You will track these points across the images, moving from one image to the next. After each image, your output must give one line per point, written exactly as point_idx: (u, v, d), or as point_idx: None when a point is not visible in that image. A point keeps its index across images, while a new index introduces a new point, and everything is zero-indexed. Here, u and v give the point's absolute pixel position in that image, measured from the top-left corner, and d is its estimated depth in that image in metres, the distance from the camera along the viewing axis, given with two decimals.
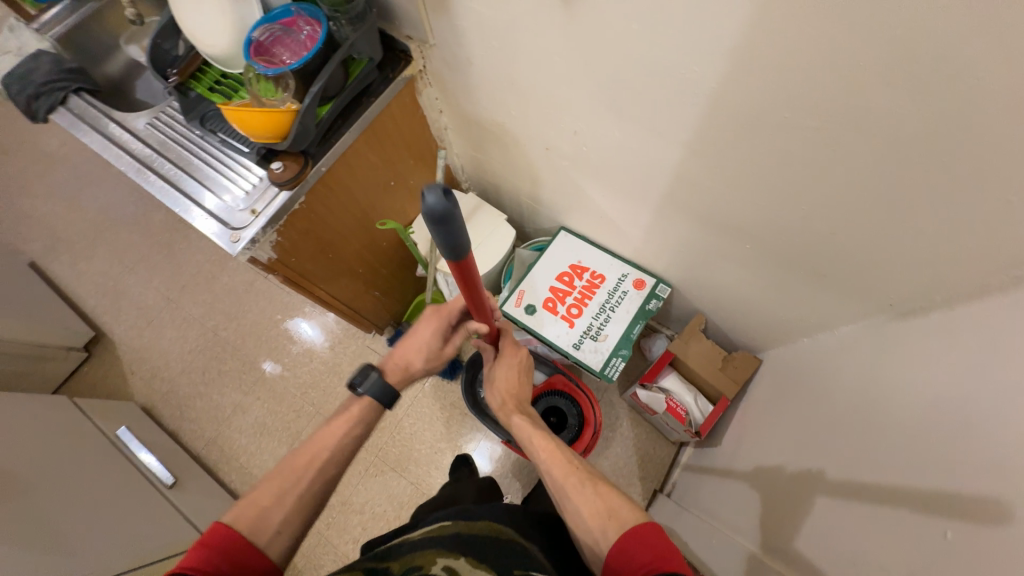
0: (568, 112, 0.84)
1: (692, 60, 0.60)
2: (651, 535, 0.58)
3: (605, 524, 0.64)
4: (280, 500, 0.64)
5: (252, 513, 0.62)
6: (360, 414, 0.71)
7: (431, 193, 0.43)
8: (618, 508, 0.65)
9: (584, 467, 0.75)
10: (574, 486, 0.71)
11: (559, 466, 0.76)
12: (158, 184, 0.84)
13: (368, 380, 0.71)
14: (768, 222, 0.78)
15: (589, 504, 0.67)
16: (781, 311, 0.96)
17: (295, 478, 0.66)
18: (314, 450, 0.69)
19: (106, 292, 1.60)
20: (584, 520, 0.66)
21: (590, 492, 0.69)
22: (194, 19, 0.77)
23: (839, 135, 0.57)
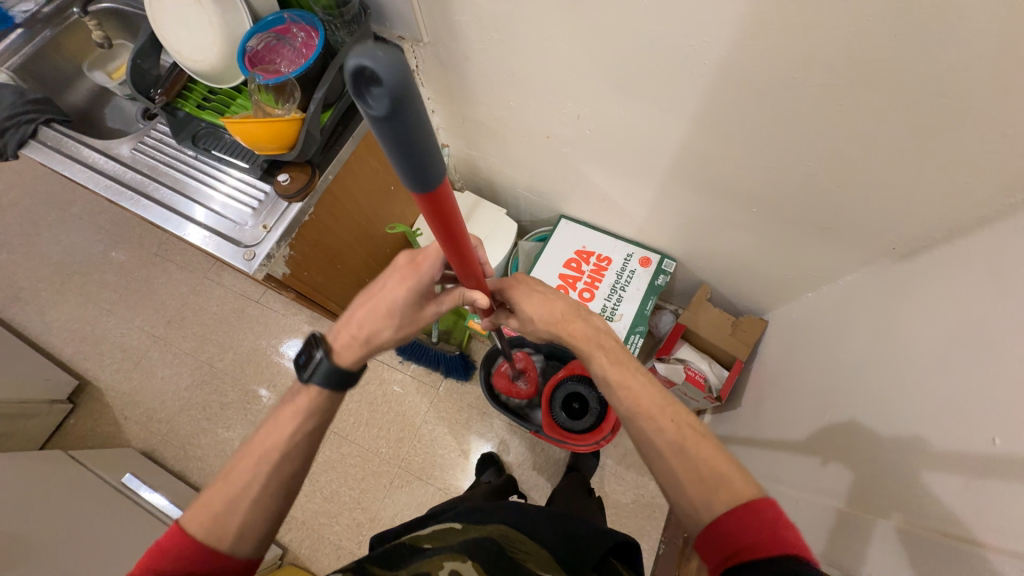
0: (569, 97, 0.80)
1: (704, 28, 0.58)
2: (770, 517, 0.48)
3: (707, 488, 0.52)
4: (234, 504, 0.57)
5: (210, 514, 0.56)
6: (309, 406, 0.62)
7: (359, 60, 0.27)
8: (723, 467, 0.53)
9: (676, 407, 0.59)
10: (665, 436, 0.56)
11: (637, 403, 0.60)
12: (156, 210, 0.78)
13: (315, 369, 0.62)
14: (775, 184, 0.76)
15: (684, 457, 0.54)
16: (786, 270, 0.95)
17: (244, 484, 0.58)
18: (262, 448, 0.60)
19: (85, 338, 1.56)
20: (677, 480, 0.54)
21: (685, 444, 0.55)
22: (180, 36, 0.73)
23: (856, 88, 0.56)
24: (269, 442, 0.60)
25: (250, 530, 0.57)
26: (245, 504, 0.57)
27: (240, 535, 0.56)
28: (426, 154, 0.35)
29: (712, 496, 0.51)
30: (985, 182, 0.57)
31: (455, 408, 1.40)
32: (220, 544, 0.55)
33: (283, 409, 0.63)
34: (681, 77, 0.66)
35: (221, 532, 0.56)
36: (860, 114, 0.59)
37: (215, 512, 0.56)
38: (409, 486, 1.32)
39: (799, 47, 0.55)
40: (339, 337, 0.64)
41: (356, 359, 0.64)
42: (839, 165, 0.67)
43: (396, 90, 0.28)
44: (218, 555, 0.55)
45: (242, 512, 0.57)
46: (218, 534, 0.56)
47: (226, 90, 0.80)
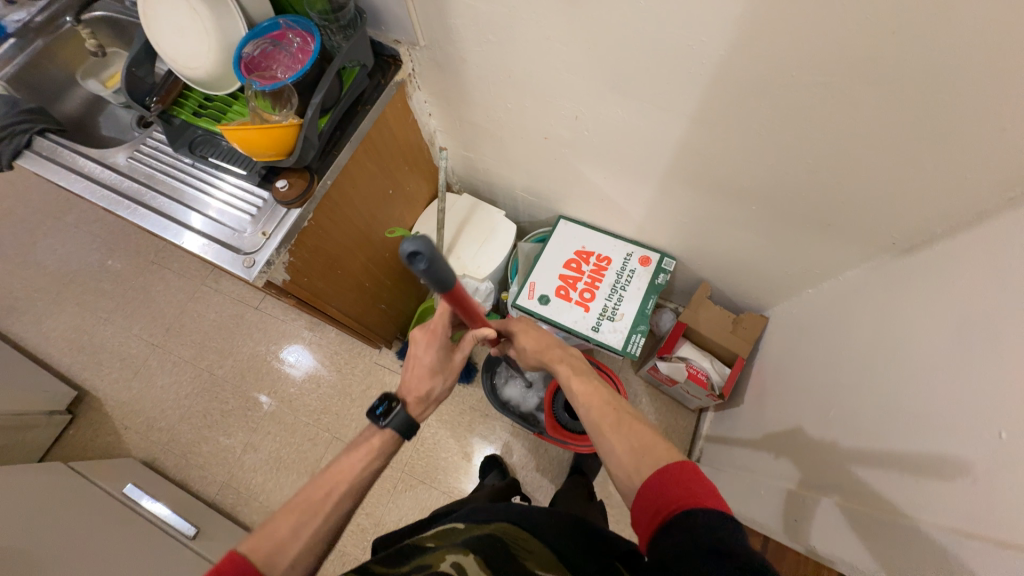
0: (566, 99, 0.80)
1: (703, 27, 0.58)
2: (690, 479, 0.50)
3: (642, 460, 0.56)
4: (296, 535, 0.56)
5: (270, 544, 0.55)
6: (384, 447, 0.66)
7: (410, 245, 0.45)
8: (658, 444, 0.57)
9: (623, 408, 0.64)
10: (611, 426, 0.61)
11: (597, 409, 0.65)
12: (154, 219, 0.78)
13: (392, 419, 0.67)
14: (774, 182, 0.76)
15: (626, 443, 0.58)
16: (786, 267, 0.95)
17: (311, 513, 0.58)
18: (334, 482, 0.62)
19: (83, 347, 1.55)
20: (619, 455, 0.58)
21: (625, 431, 0.60)
22: (175, 43, 0.72)
23: (852, 87, 0.57)
24: (342, 473, 0.63)
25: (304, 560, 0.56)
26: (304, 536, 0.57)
27: (295, 565, 0.55)
28: (448, 276, 0.52)
29: (641, 462, 0.55)
30: (984, 177, 0.57)
31: (457, 411, 1.39)
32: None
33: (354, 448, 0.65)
34: (679, 76, 0.66)
35: (277, 561, 0.54)
36: (859, 110, 0.59)
37: (274, 545, 0.55)
38: (414, 490, 1.31)
39: (795, 47, 0.55)
40: (404, 395, 0.71)
41: (420, 408, 0.72)
42: (839, 160, 0.67)
43: (434, 255, 0.46)
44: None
45: (301, 542, 0.56)
46: (273, 565, 0.54)
47: (222, 97, 0.80)
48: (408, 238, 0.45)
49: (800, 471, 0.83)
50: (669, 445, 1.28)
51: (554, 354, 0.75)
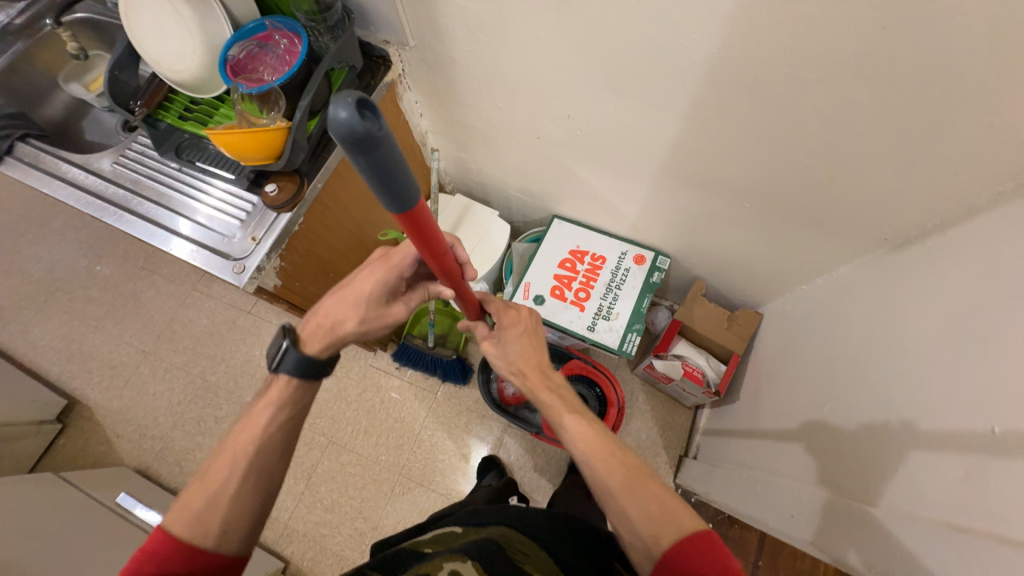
0: (558, 98, 0.79)
1: (694, 24, 0.57)
2: (712, 550, 0.52)
3: (660, 530, 0.56)
4: (214, 503, 0.56)
5: (189, 516, 0.55)
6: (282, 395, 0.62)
7: (342, 108, 0.32)
8: (679, 512, 0.57)
9: (630, 463, 0.62)
10: (620, 487, 0.59)
11: (599, 457, 0.63)
12: (141, 225, 0.77)
13: (285, 358, 0.62)
14: (767, 179, 0.76)
15: (640, 506, 0.58)
16: (780, 263, 0.95)
17: (224, 481, 0.57)
18: (239, 444, 0.59)
19: (72, 355, 1.52)
20: (632, 523, 0.57)
21: (638, 492, 0.59)
22: (158, 45, 0.70)
23: (843, 84, 0.57)
24: (248, 433, 0.60)
25: (235, 525, 0.56)
26: (225, 503, 0.56)
27: (225, 531, 0.55)
28: (404, 181, 0.39)
29: (660, 532, 0.55)
30: (976, 173, 0.58)
31: (454, 412, 1.39)
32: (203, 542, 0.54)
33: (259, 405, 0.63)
34: (671, 74, 0.65)
35: (204, 529, 0.55)
36: (851, 106, 0.59)
37: (199, 512, 0.56)
38: (411, 493, 1.30)
39: (786, 44, 0.55)
40: (307, 328, 0.65)
41: (324, 347, 0.64)
42: (832, 157, 0.67)
43: (375, 135, 0.34)
44: (202, 553, 0.54)
45: (222, 510, 0.56)
46: (201, 532, 0.55)
47: (208, 100, 0.78)
48: (342, 97, 0.32)
49: (797, 467, 0.84)
50: (666, 443, 1.29)
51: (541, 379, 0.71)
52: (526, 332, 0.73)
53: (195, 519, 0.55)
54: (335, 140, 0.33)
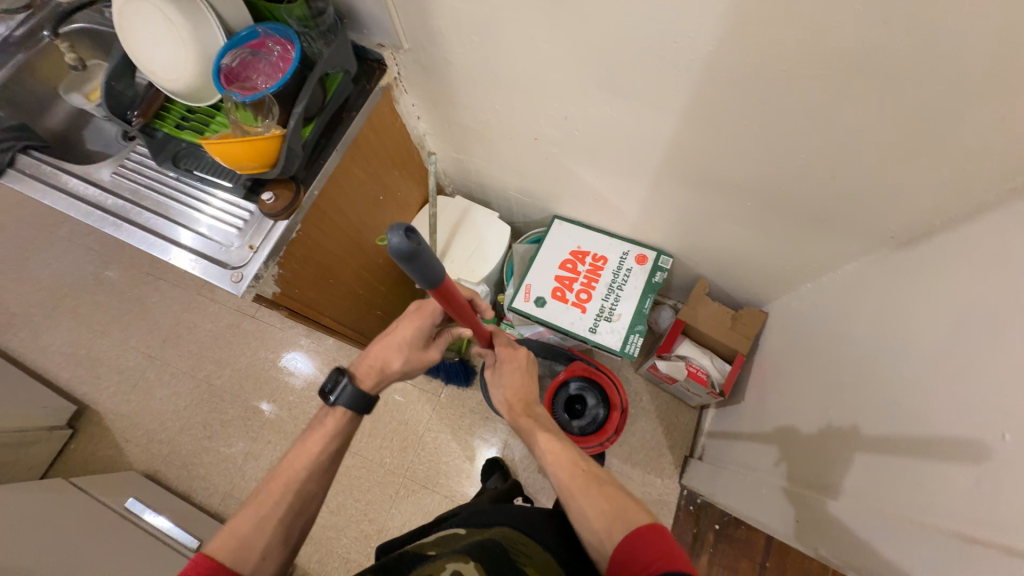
0: (554, 99, 0.78)
1: (690, 21, 0.56)
2: (660, 540, 0.53)
3: (612, 524, 0.59)
4: (261, 525, 0.58)
5: (237, 538, 0.56)
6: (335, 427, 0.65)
7: (395, 234, 0.44)
8: (630, 508, 0.60)
9: (594, 470, 0.67)
10: (581, 489, 0.64)
11: (568, 471, 0.68)
12: (140, 235, 0.77)
13: (342, 391, 0.65)
14: (769, 177, 0.75)
15: (596, 505, 0.62)
16: (784, 262, 0.94)
17: (274, 504, 0.60)
18: (290, 471, 0.62)
19: (81, 361, 1.54)
20: (587, 520, 0.61)
21: (595, 493, 0.63)
22: (152, 55, 0.70)
23: (844, 80, 0.55)
24: (299, 460, 0.63)
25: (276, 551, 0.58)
26: (271, 526, 0.58)
27: (265, 555, 0.57)
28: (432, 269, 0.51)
29: (614, 526, 0.58)
30: (984, 168, 0.56)
31: (457, 414, 1.39)
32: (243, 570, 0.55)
33: (309, 437, 0.65)
34: (667, 73, 0.64)
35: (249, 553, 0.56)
36: (853, 102, 0.57)
37: (244, 536, 0.57)
38: (416, 495, 1.31)
39: (784, 41, 0.53)
40: (357, 367, 0.68)
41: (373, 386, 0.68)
42: (835, 154, 0.65)
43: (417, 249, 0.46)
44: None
45: (270, 532, 0.58)
46: (243, 557, 0.55)
47: (204, 108, 0.78)
48: (396, 227, 0.44)
49: (802, 468, 0.83)
50: (670, 443, 1.28)
51: (522, 404, 0.79)
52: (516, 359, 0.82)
53: (242, 543, 0.56)
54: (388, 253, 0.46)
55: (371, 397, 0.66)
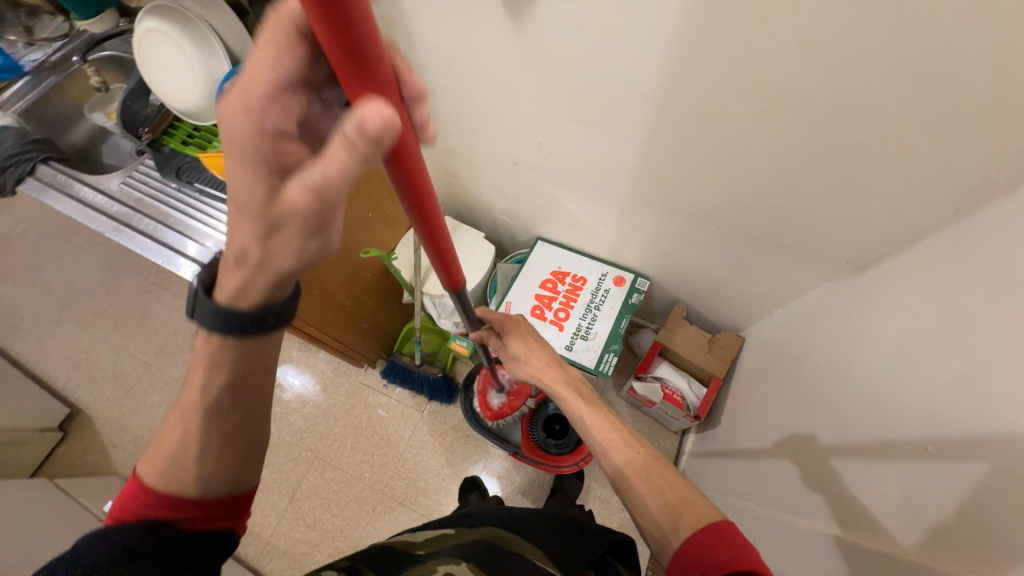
0: (529, 126, 0.84)
1: (637, 59, 0.62)
2: (728, 540, 0.50)
3: (677, 518, 0.58)
4: (180, 460, 0.51)
5: (163, 464, 0.51)
6: (205, 356, 0.48)
7: None
8: (696, 502, 0.59)
9: (646, 451, 0.68)
10: (636, 468, 0.65)
11: (615, 442, 0.70)
12: (137, 239, 0.82)
13: (198, 309, 0.44)
14: (728, 204, 0.79)
15: (656, 492, 0.62)
16: (753, 286, 0.96)
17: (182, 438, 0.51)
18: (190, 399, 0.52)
19: (79, 366, 1.59)
20: (651, 511, 0.60)
21: (655, 477, 0.64)
22: (165, 79, 0.79)
23: (779, 114, 0.60)
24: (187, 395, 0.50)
25: (211, 474, 0.51)
26: (194, 459, 0.51)
27: (208, 483, 0.51)
28: None
29: (679, 522, 0.57)
30: (917, 198, 0.60)
31: (439, 432, 1.39)
32: (186, 492, 0.50)
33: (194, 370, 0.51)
34: (624, 104, 0.70)
35: (182, 480, 0.50)
36: (792, 134, 0.62)
37: (170, 461, 0.51)
38: (392, 512, 1.30)
39: (722, 77, 0.59)
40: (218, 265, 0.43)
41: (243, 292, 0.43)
42: (783, 181, 0.69)
43: None
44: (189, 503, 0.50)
45: (194, 466, 0.51)
46: (174, 479, 0.50)
47: (209, 128, 0.86)
48: None
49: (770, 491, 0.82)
50: None
51: (556, 376, 0.82)
52: (534, 335, 0.86)
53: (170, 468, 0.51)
54: None
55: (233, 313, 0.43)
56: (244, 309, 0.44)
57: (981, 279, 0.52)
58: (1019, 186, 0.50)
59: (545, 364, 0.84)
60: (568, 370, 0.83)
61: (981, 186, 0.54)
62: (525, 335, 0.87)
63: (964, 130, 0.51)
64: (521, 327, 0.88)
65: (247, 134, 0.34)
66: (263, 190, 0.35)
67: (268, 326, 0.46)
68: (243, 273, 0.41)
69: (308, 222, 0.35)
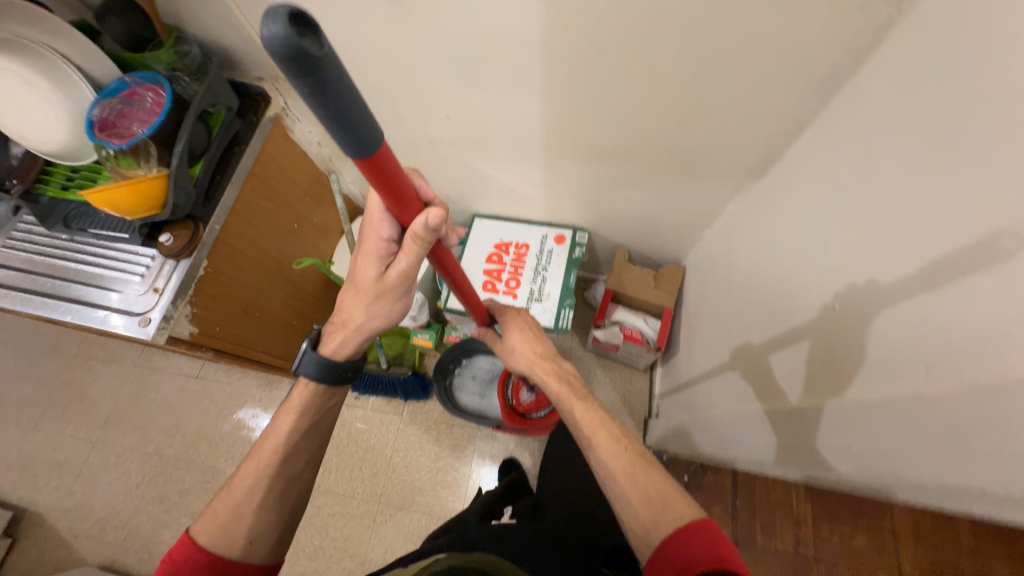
0: (433, 100, 0.84)
1: (518, 11, 0.63)
2: (714, 543, 0.52)
3: (659, 515, 0.58)
4: (240, 512, 0.61)
5: (218, 524, 0.61)
6: (301, 403, 0.67)
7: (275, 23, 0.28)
8: (676, 501, 0.59)
9: (634, 450, 0.65)
10: (623, 471, 0.63)
11: (606, 442, 0.67)
12: (37, 301, 0.75)
13: (305, 360, 0.67)
14: (636, 139, 0.83)
15: (640, 491, 0.61)
16: (679, 215, 1.02)
17: (249, 492, 0.63)
18: (265, 454, 0.65)
19: (13, 464, 1.43)
20: (632, 507, 0.60)
21: (640, 479, 0.62)
22: (19, 119, 0.70)
23: (654, 42, 0.63)
24: (270, 444, 0.66)
25: (260, 537, 0.61)
26: (250, 511, 0.62)
27: (252, 540, 0.61)
28: (356, 112, 0.36)
29: (661, 516, 0.58)
30: (789, 95, 0.66)
31: (423, 428, 1.38)
32: (232, 555, 0.59)
33: (280, 414, 0.68)
34: (517, 59, 0.71)
35: (230, 537, 0.60)
36: (671, 59, 0.65)
37: (223, 520, 0.61)
38: (394, 518, 1.29)
39: (596, 14, 0.61)
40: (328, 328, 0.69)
41: (339, 347, 0.68)
42: (676, 106, 0.73)
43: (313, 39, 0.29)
44: (229, 563, 0.58)
45: (247, 519, 0.61)
46: (226, 543, 0.59)
47: (89, 166, 0.78)
48: (273, 14, 0.28)
49: (729, 393, 0.89)
50: (630, 408, 1.32)
51: (547, 368, 0.80)
52: (528, 326, 0.84)
53: (222, 528, 0.60)
54: (276, 65, 0.30)
55: (331, 364, 0.67)
56: (343, 359, 0.68)
57: (853, 153, 0.59)
58: (867, 63, 0.57)
59: (536, 353, 0.81)
60: (560, 363, 0.80)
61: (837, 71, 0.60)
62: (524, 327, 0.85)
63: (808, 25, 0.56)
64: (521, 321, 0.86)
65: (373, 244, 0.62)
66: (376, 275, 0.64)
67: (348, 377, 0.70)
68: (348, 332, 0.67)
69: (400, 287, 0.64)
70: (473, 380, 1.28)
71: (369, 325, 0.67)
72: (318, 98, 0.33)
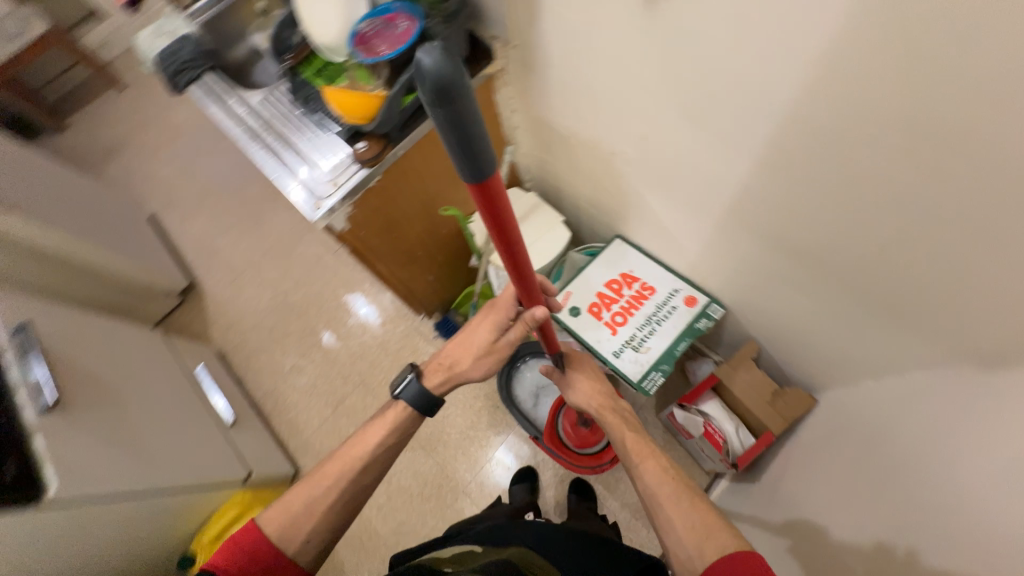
0: (636, 115, 0.80)
1: (775, 67, 0.55)
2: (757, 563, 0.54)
3: (703, 543, 0.60)
4: (310, 509, 0.73)
5: (289, 517, 0.72)
6: (393, 421, 0.78)
7: (429, 55, 0.29)
8: (721, 530, 0.60)
9: (682, 482, 0.68)
10: (668, 497, 0.66)
11: (656, 478, 0.69)
12: (261, 152, 0.93)
13: (409, 388, 0.77)
14: (840, 251, 0.68)
15: (686, 519, 0.63)
16: (842, 349, 0.84)
17: (324, 491, 0.74)
18: (348, 459, 0.77)
19: (203, 250, 1.88)
20: (678, 532, 0.62)
21: (687, 506, 0.64)
22: (313, 12, 0.85)
23: (937, 161, 0.49)
24: (353, 455, 0.77)
25: (314, 539, 0.72)
26: (317, 512, 0.73)
27: (308, 540, 0.71)
28: (482, 144, 0.35)
29: (706, 546, 0.59)
30: None
31: (473, 395, 1.44)
32: (287, 552, 0.70)
33: (368, 428, 0.79)
34: (749, 111, 0.62)
35: (293, 534, 0.71)
36: (947, 188, 0.50)
37: (293, 513, 0.72)
38: (412, 452, 1.38)
39: (870, 101, 0.50)
40: (432, 363, 0.79)
41: (439, 384, 0.78)
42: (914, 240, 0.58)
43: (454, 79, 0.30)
44: (285, 555, 0.69)
45: (311, 522, 0.72)
46: (290, 537, 0.71)
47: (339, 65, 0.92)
48: (429, 46, 0.30)
49: None
50: None
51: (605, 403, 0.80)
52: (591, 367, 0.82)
53: (290, 523, 0.72)
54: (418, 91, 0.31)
55: (430, 396, 0.77)
56: (439, 394, 0.78)
57: None
58: None
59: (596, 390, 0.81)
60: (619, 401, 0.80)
61: None
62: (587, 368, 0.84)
63: None
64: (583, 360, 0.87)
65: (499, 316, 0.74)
66: (490, 338, 0.76)
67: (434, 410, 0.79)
68: (448, 372, 0.77)
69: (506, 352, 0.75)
70: (532, 387, 1.28)
71: (467, 374, 0.77)
72: (444, 125, 0.33)
